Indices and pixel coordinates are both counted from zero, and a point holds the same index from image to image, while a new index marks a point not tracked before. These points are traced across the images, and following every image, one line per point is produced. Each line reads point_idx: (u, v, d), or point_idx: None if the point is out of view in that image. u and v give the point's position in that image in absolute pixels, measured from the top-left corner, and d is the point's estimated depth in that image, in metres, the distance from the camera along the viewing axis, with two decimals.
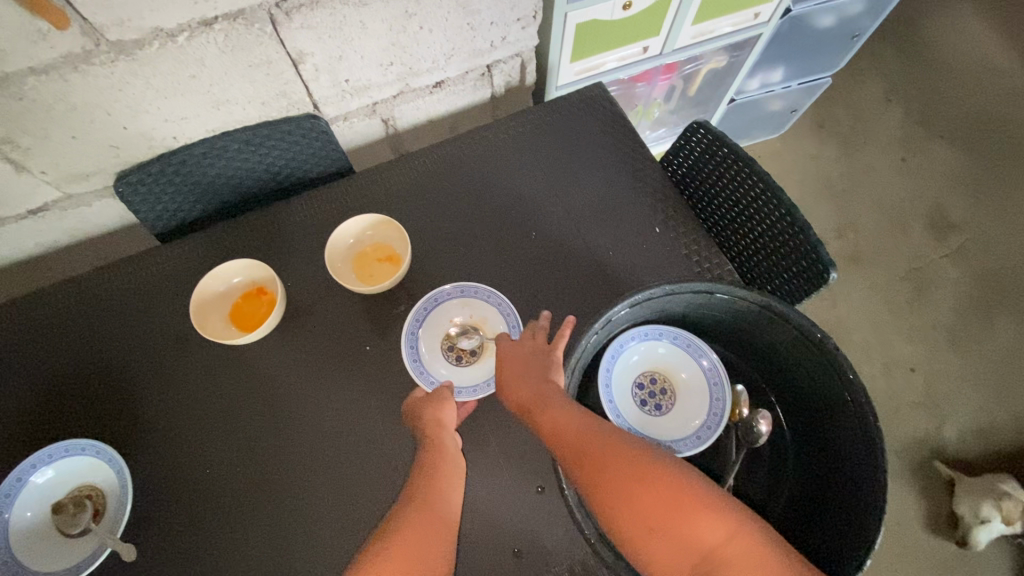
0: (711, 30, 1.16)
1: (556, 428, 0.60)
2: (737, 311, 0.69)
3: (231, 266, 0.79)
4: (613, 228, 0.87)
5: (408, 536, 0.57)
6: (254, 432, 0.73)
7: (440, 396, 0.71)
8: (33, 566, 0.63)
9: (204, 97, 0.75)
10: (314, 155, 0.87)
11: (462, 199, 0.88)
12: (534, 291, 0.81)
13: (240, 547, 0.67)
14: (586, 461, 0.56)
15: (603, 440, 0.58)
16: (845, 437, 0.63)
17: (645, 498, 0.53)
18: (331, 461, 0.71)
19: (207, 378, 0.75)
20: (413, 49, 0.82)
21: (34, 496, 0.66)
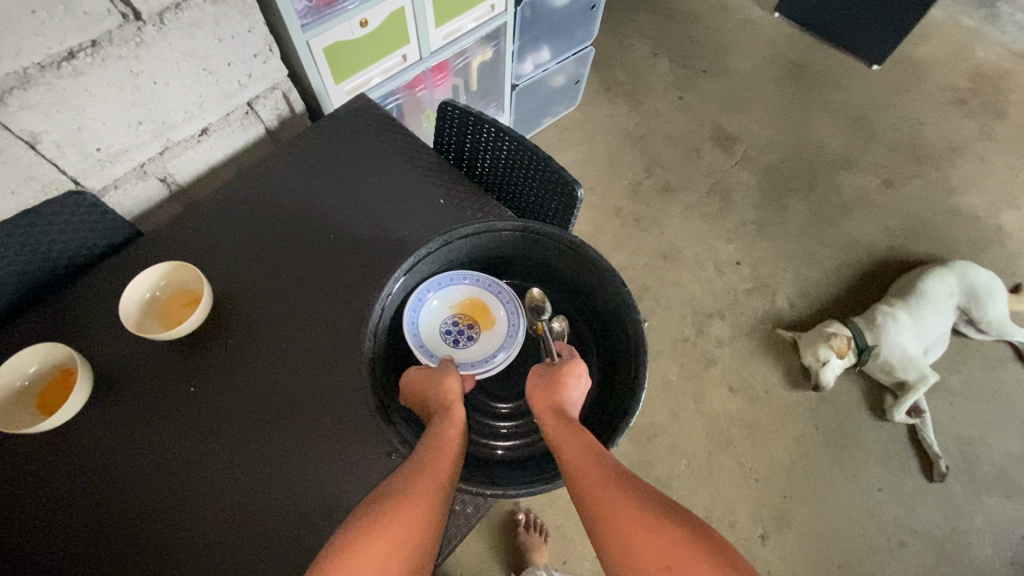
0: (459, 28, 1.31)
1: (585, 456, 0.64)
2: (517, 240, 0.80)
3: (23, 358, 0.76)
4: (401, 210, 0.96)
5: (418, 482, 0.62)
6: (185, 517, 0.72)
7: (445, 373, 0.73)
8: None
9: None
10: (94, 230, 0.89)
11: (257, 226, 0.94)
12: (344, 288, 0.88)
13: None
14: (610, 490, 0.60)
15: (632, 488, 0.60)
16: (623, 335, 0.74)
17: (664, 542, 0.54)
18: (241, 525, 0.72)
19: (119, 463, 0.75)
20: (158, 103, 0.86)
21: None
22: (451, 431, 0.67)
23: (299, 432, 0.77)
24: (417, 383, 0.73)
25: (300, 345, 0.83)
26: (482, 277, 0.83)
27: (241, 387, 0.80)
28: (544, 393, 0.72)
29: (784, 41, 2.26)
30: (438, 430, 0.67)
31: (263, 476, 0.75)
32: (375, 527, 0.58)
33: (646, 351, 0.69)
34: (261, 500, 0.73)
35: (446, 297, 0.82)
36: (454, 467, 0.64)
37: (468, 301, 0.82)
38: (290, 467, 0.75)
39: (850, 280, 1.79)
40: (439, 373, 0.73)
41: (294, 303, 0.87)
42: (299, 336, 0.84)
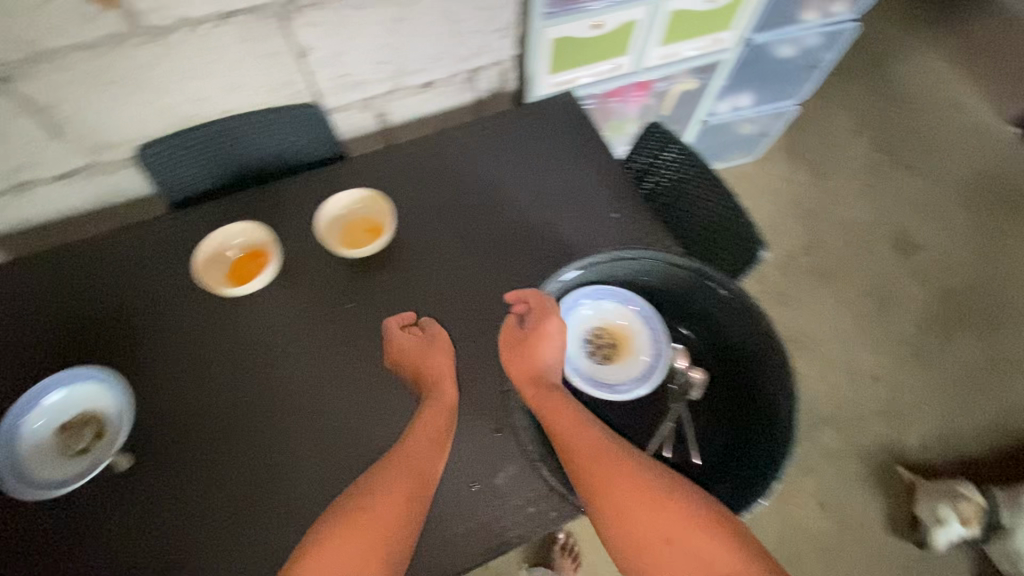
0: (678, 52, 1.29)
1: (565, 428, 0.67)
2: (691, 283, 0.77)
3: (235, 228, 0.88)
4: (575, 210, 0.97)
5: (402, 476, 0.66)
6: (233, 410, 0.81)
7: (440, 347, 0.80)
8: (32, 474, 0.73)
9: (221, 79, 0.86)
10: (313, 141, 0.99)
11: (443, 184, 1.00)
12: (502, 266, 0.92)
13: (219, 500, 0.75)
14: (601, 462, 0.63)
15: (619, 457, 0.64)
16: (771, 420, 0.68)
17: (666, 513, 0.59)
18: (312, 423, 0.79)
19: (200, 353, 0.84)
20: (404, 49, 0.94)
21: (44, 412, 0.76)
22: (424, 421, 0.73)
23: (424, 381, 0.83)
24: (412, 355, 0.79)
25: (447, 305, 0.88)
26: (636, 300, 0.82)
27: (389, 323, 0.87)
28: (514, 344, 0.76)
29: (1014, 161, 1.99)
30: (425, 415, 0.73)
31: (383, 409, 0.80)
32: (365, 511, 0.63)
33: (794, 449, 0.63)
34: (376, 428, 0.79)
35: (601, 311, 0.81)
36: (434, 453, 0.70)
37: (616, 320, 0.81)
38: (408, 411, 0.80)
39: (1004, 445, 1.55)
40: (437, 347, 0.80)
41: (454, 264, 0.92)
42: (450, 293, 0.89)
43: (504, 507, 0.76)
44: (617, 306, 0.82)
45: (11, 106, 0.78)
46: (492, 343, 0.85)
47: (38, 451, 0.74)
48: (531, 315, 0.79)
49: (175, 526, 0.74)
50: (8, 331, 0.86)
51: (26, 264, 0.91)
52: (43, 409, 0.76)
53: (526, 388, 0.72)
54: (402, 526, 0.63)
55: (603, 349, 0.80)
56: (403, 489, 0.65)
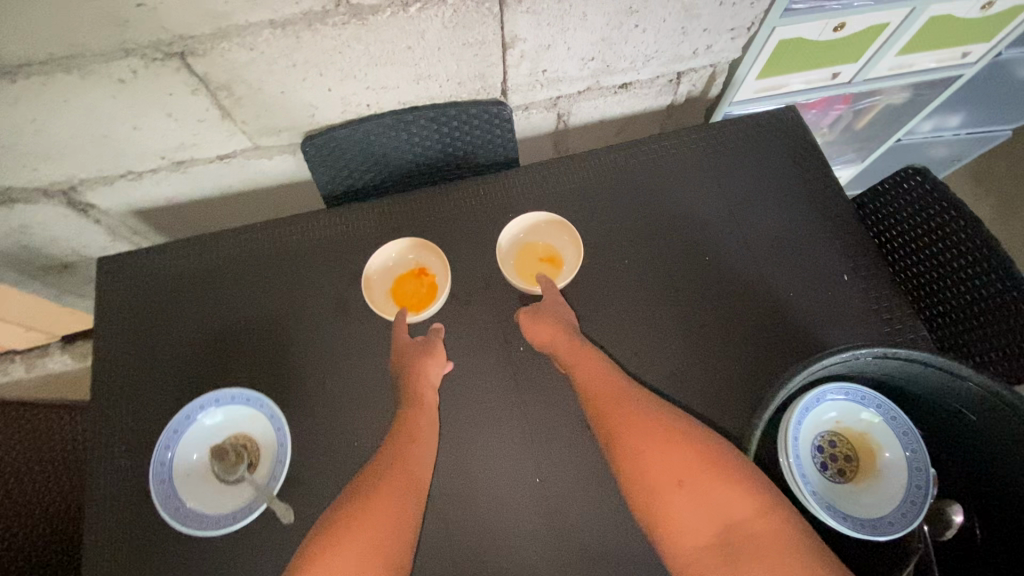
0: (913, 63, 1.05)
1: (597, 401, 0.61)
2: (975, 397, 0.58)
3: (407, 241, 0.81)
4: (794, 266, 0.80)
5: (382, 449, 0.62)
6: (310, 428, 0.73)
7: (435, 348, 0.73)
8: (187, 507, 0.66)
9: (411, 68, 0.73)
10: (490, 143, 0.85)
11: (633, 209, 0.85)
12: (701, 324, 0.77)
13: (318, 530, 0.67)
14: (613, 424, 0.58)
15: (630, 414, 0.57)
16: None
17: (673, 458, 0.51)
18: None
19: (279, 363, 0.77)
20: (619, 46, 0.78)
21: (199, 433, 0.69)
22: (417, 401, 0.68)
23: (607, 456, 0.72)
24: (409, 353, 0.71)
25: (635, 365, 0.75)
26: (897, 417, 0.64)
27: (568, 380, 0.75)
28: (548, 326, 0.72)
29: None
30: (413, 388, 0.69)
31: (558, 484, 0.70)
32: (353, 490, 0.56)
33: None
34: (550, 507, 0.68)
35: (847, 415, 0.66)
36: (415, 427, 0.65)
37: (863, 435, 0.65)
38: (588, 492, 0.69)
39: None
40: (429, 350, 0.72)
41: (644, 314, 0.78)
42: (639, 351, 0.76)
43: None
44: (870, 419, 0.65)
45: (187, 85, 0.68)
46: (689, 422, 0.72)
47: (190, 478, 0.68)
48: (552, 303, 0.74)
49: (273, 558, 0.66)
50: (157, 325, 0.80)
51: (177, 249, 0.84)
52: (202, 429, 0.70)
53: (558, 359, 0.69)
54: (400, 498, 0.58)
55: (837, 467, 0.65)
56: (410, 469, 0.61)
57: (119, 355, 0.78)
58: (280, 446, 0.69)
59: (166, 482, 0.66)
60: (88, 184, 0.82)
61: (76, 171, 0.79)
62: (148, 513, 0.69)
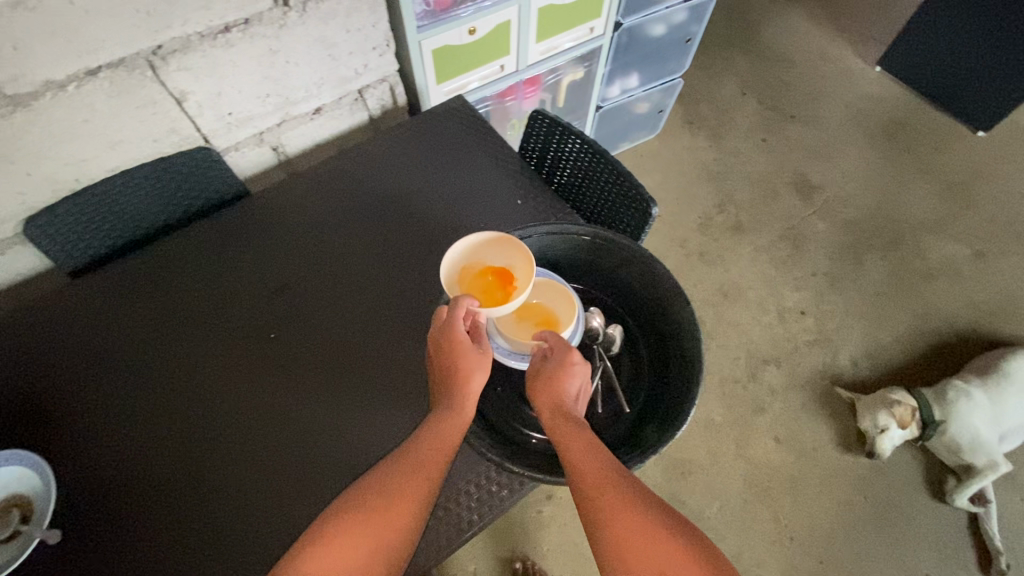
0: (556, 45, 1.37)
1: (584, 456, 0.63)
2: (621, 255, 0.82)
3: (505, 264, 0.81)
4: (480, 205, 1.02)
5: (391, 506, 0.60)
6: (84, 466, 0.78)
7: (479, 356, 0.74)
8: None
9: (103, 136, 0.87)
10: (211, 183, 0.99)
11: (348, 201, 1.03)
12: (417, 269, 0.95)
13: (110, 544, 0.73)
14: (606, 493, 0.59)
15: (626, 485, 0.60)
16: (677, 351, 0.77)
17: (662, 552, 0.53)
18: (196, 448, 0.80)
19: (42, 423, 0.82)
20: (285, 80, 0.97)
21: None
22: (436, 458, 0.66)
23: (361, 393, 0.84)
24: (449, 359, 0.72)
25: (373, 314, 0.91)
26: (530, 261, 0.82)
27: (321, 342, 0.89)
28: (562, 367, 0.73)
29: (882, 97, 2.19)
30: (423, 449, 0.66)
31: (325, 427, 0.82)
32: (342, 540, 0.56)
33: (698, 391, 0.71)
34: (317, 443, 0.80)
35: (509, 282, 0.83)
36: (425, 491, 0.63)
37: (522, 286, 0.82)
38: (349, 427, 0.81)
39: (923, 348, 1.69)
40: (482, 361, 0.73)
41: (372, 275, 0.95)
42: (372, 305, 0.92)
43: (456, 493, 0.78)
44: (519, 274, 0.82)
45: None
46: (418, 342, 0.88)
47: None
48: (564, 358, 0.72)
49: None
50: None
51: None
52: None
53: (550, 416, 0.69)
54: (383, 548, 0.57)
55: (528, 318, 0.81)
56: (399, 521, 0.60)
57: None
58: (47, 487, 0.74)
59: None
60: None
61: None
62: None
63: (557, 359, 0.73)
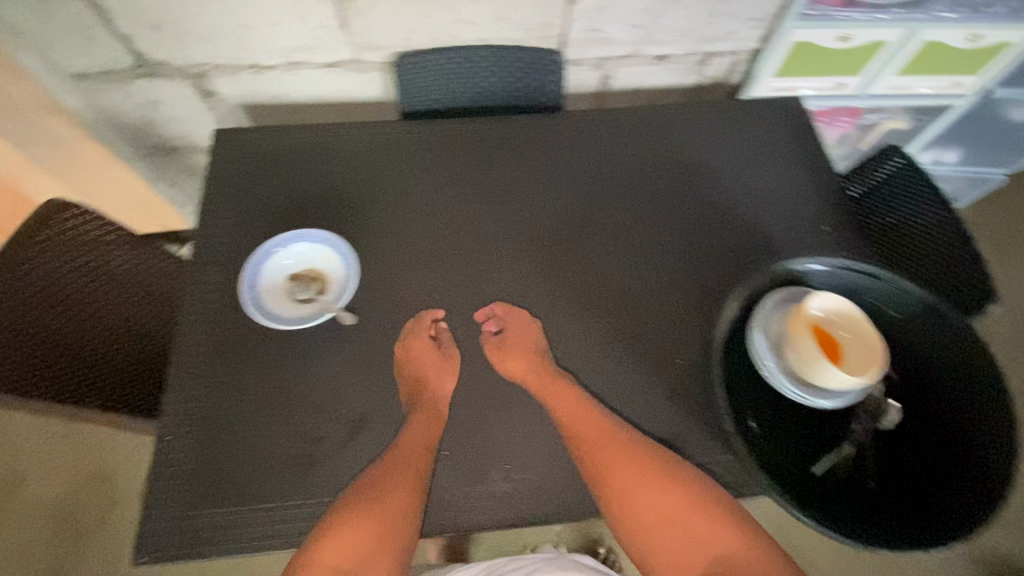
0: (910, 86, 1.23)
1: (584, 437, 0.72)
2: (951, 340, 0.74)
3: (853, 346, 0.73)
4: (781, 214, 0.96)
5: (395, 493, 0.68)
6: (372, 276, 0.90)
7: (445, 362, 0.82)
8: (265, 303, 0.85)
9: (495, 9, 0.93)
10: (544, 86, 1.04)
11: (651, 157, 1.03)
12: (697, 246, 0.93)
13: (368, 352, 0.84)
14: (609, 462, 0.69)
15: (628, 447, 0.70)
16: (974, 462, 0.68)
17: (665, 497, 0.65)
18: (456, 303, 0.89)
19: (348, 224, 0.94)
20: (661, 19, 0.97)
21: (290, 255, 0.88)
22: (417, 450, 0.74)
23: (607, 333, 0.86)
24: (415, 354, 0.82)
25: (638, 270, 0.91)
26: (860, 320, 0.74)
27: (586, 274, 0.92)
28: (521, 356, 0.82)
29: None
30: (404, 442, 0.74)
31: (565, 345, 0.86)
32: (356, 522, 0.65)
33: (1003, 505, 0.63)
34: (553, 357, 0.84)
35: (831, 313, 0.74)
36: (416, 473, 0.72)
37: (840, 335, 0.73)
38: (587, 358, 0.85)
39: None
40: (447, 368, 0.81)
41: (650, 234, 0.95)
42: (641, 260, 0.92)
43: None
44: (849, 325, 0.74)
45: None
46: (673, 316, 0.87)
47: (272, 284, 0.87)
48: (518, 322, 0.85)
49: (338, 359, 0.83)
50: (251, 189, 0.96)
51: (280, 134, 1.01)
52: (290, 252, 0.88)
53: (536, 381, 0.79)
54: (400, 522, 0.66)
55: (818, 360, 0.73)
56: (400, 504, 0.68)
57: (222, 205, 0.95)
58: (343, 280, 0.87)
59: (265, 291, 0.86)
60: (217, 70, 1.01)
61: (212, 55, 0.98)
62: (232, 316, 0.86)
63: (512, 325, 0.85)
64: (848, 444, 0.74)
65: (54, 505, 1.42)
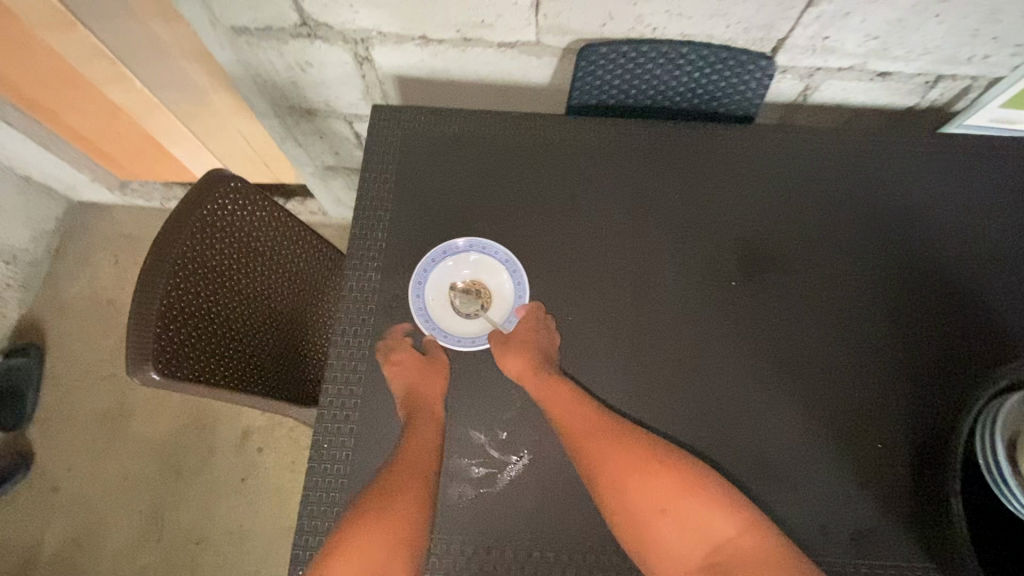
0: None
1: (583, 437, 0.71)
2: None
3: None
4: (1009, 282, 0.83)
5: (411, 476, 0.69)
6: (540, 295, 0.82)
7: (440, 370, 0.77)
8: (428, 309, 0.82)
9: (717, 4, 0.81)
10: (742, 95, 0.90)
11: (861, 189, 0.88)
12: (906, 308, 0.81)
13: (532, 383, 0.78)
14: (608, 461, 0.69)
15: (610, 434, 0.71)
16: None
17: (658, 487, 0.67)
18: (628, 338, 0.80)
19: (512, 228, 0.85)
20: (907, 33, 0.82)
21: (457, 262, 0.83)
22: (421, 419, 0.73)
23: (794, 398, 0.77)
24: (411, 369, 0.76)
25: (837, 329, 0.80)
26: None
27: (773, 324, 0.81)
28: (520, 360, 0.76)
29: None
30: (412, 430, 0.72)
31: (747, 405, 0.77)
32: (377, 515, 0.66)
33: None
34: (732, 416, 0.76)
35: None
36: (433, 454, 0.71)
37: None
38: (771, 424, 0.76)
39: None
40: (439, 374, 0.77)
41: (853, 286, 0.82)
42: (841, 317, 0.80)
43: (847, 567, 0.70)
44: None
45: None
46: (873, 390, 0.77)
47: (437, 291, 0.83)
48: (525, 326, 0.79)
49: (499, 385, 0.78)
50: (409, 176, 0.88)
51: (441, 118, 0.92)
52: (464, 260, 0.83)
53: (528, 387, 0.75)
54: (420, 505, 0.68)
55: None
56: (418, 491, 0.68)
57: (379, 192, 0.87)
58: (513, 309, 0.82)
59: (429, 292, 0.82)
60: (382, 39, 0.92)
61: (381, 22, 0.89)
62: (388, 321, 0.81)
63: (518, 330, 0.78)
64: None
65: (158, 444, 1.47)
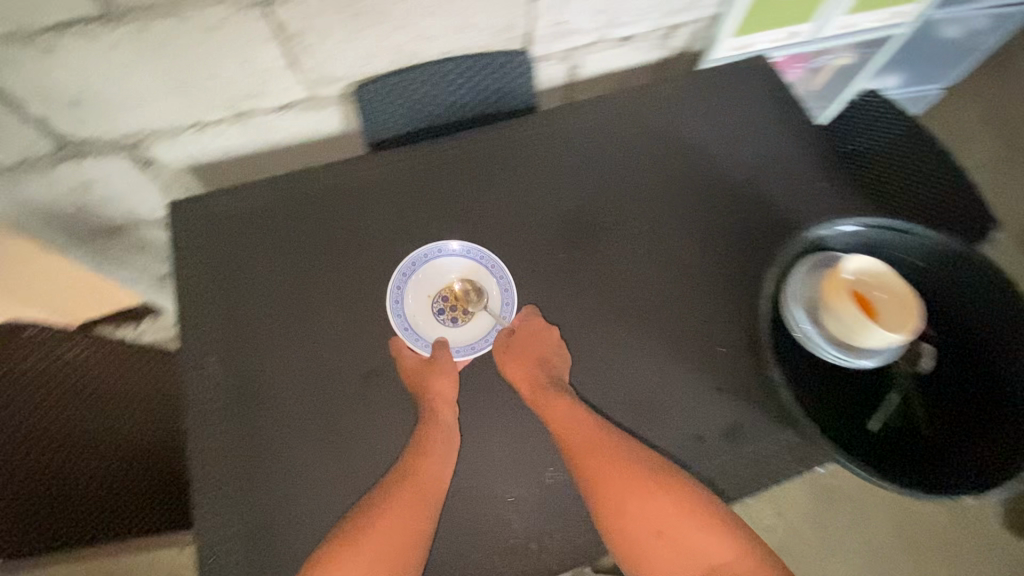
0: (858, 23, 1.26)
1: (576, 443, 0.73)
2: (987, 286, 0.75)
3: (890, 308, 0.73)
4: (779, 175, 0.96)
5: (393, 540, 0.67)
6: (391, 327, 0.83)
7: (448, 377, 0.79)
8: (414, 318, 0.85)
9: (456, 19, 0.87)
10: (515, 89, 0.98)
11: (643, 139, 0.98)
12: (707, 226, 0.92)
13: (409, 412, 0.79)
14: (597, 467, 0.70)
15: (611, 450, 0.72)
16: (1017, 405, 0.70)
17: (657, 511, 0.67)
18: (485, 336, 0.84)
19: (345, 274, 0.86)
20: (625, 1, 0.94)
21: (434, 270, 0.87)
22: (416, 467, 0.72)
23: (643, 336, 0.84)
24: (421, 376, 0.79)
25: (658, 263, 0.89)
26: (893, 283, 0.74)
27: (605, 278, 0.88)
28: (520, 365, 0.80)
29: None
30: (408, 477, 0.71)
31: (606, 357, 0.83)
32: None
33: None
34: (597, 371, 0.82)
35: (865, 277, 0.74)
36: (426, 516, 0.70)
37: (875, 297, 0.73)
38: (630, 365, 0.83)
39: None
40: (447, 373, 0.79)
41: (660, 222, 0.91)
42: (657, 250, 0.90)
43: (728, 463, 0.78)
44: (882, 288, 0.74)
45: (264, 35, 0.79)
46: (703, 304, 0.86)
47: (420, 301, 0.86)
48: (537, 335, 0.82)
49: (378, 426, 0.78)
50: (227, 258, 0.87)
51: (243, 193, 0.91)
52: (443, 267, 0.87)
53: (527, 388, 0.78)
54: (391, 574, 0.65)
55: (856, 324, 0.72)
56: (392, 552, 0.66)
57: (202, 285, 0.85)
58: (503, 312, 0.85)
59: (285, 363, 0.81)
60: (156, 137, 0.90)
61: (150, 121, 0.87)
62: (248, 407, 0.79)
63: (522, 336, 0.82)
64: (894, 393, 0.76)
65: None
